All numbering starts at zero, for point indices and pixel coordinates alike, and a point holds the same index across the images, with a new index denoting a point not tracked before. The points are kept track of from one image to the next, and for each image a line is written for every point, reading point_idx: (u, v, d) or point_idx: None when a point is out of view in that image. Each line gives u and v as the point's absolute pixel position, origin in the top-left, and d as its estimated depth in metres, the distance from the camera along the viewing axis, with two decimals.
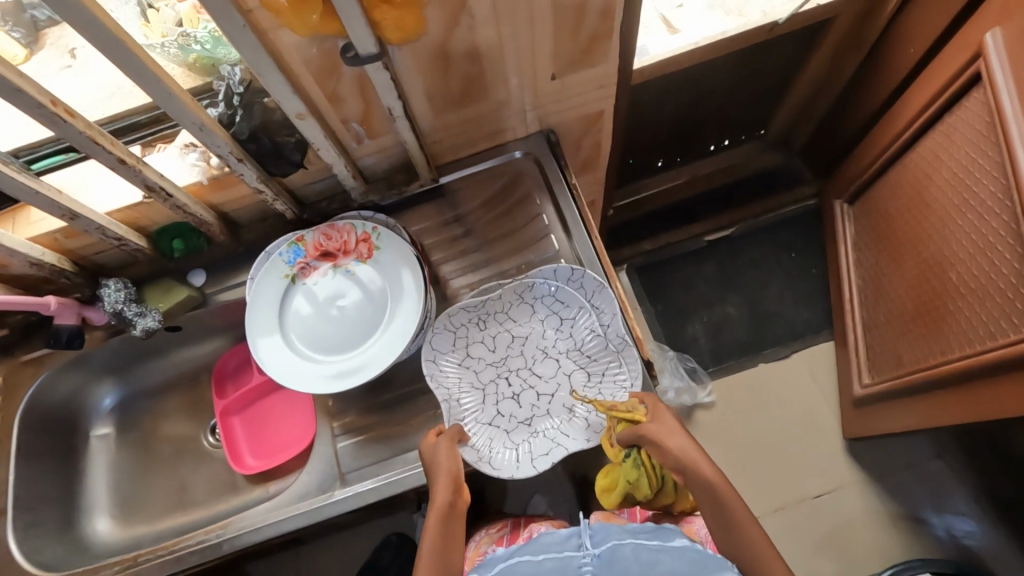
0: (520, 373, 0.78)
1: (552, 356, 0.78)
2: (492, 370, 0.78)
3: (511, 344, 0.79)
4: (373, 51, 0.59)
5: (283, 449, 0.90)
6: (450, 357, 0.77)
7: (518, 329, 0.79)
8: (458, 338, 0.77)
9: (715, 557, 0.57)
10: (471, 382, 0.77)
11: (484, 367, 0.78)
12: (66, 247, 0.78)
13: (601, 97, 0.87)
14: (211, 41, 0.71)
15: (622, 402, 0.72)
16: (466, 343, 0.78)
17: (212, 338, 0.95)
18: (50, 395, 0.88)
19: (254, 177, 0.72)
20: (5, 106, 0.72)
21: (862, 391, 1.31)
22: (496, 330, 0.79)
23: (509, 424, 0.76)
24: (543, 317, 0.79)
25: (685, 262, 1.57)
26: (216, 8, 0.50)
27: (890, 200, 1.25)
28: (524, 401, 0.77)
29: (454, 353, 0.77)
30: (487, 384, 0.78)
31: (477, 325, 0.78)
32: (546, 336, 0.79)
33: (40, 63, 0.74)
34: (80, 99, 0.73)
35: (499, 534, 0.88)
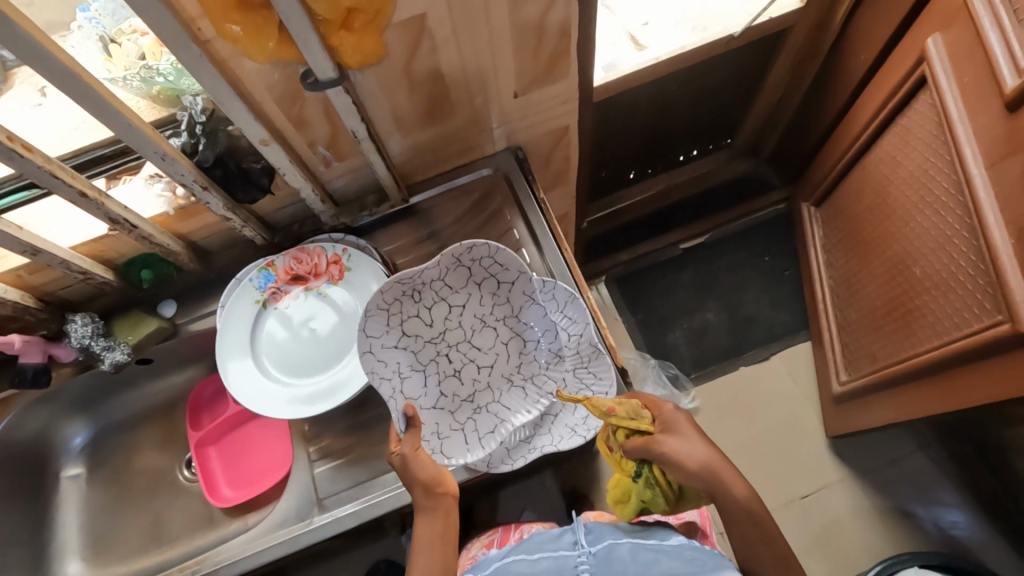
0: (460, 347, 0.77)
1: (489, 325, 0.77)
2: (431, 346, 0.76)
3: (448, 315, 0.76)
4: (332, 76, 0.60)
5: (260, 479, 0.88)
6: (388, 338, 0.73)
7: (454, 298, 0.76)
8: (394, 315, 0.73)
9: (715, 555, 0.56)
10: (412, 362, 0.75)
11: (422, 343, 0.76)
12: (30, 283, 0.77)
13: (565, 112, 0.89)
14: (174, 72, 0.71)
15: (622, 403, 0.67)
16: (400, 321, 0.74)
17: (186, 369, 0.94)
18: (16, 436, 0.86)
19: (220, 205, 0.72)
20: None
21: (841, 388, 1.33)
22: (432, 302, 0.75)
23: (454, 403, 0.76)
24: (478, 283, 0.76)
25: (662, 270, 1.60)
26: (172, 39, 0.50)
27: (853, 200, 1.29)
28: (465, 376, 0.77)
29: (391, 332, 0.73)
30: (427, 364, 0.76)
31: (412, 299, 0.74)
32: (482, 304, 0.76)
33: (10, 101, 0.74)
34: (46, 135, 0.73)
35: (491, 538, 0.86)
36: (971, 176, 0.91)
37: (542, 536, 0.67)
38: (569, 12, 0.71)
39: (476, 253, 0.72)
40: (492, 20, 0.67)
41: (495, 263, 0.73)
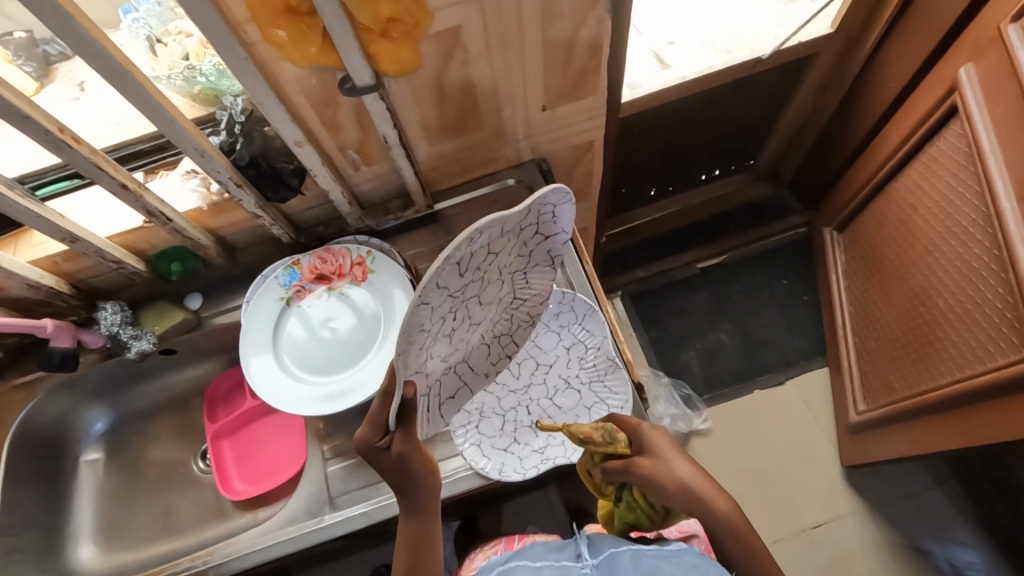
0: (470, 307, 0.52)
1: (501, 282, 0.55)
2: (448, 308, 0.49)
3: (481, 266, 0.49)
4: (370, 82, 0.62)
5: (271, 475, 0.89)
6: (421, 302, 0.43)
7: (492, 242, 0.49)
8: (437, 270, 0.43)
9: (716, 566, 0.55)
10: (423, 331, 0.47)
11: (442, 305, 0.48)
12: (65, 270, 0.79)
13: (590, 128, 0.90)
14: (215, 74, 0.75)
15: (597, 429, 0.64)
16: (440, 276, 0.44)
17: (206, 362, 0.95)
18: (40, 418, 0.88)
19: (251, 203, 0.74)
20: (14, 135, 0.75)
21: (858, 418, 1.30)
22: (476, 247, 0.46)
23: (432, 374, 0.55)
24: (522, 226, 0.50)
25: (678, 289, 1.59)
26: (220, 42, 0.52)
27: (876, 228, 1.28)
28: (455, 341, 0.54)
29: (426, 295, 0.44)
30: (433, 330, 0.49)
31: (464, 243, 0.44)
32: (511, 254, 0.53)
33: (49, 94, 0.77)
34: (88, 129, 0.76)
35: (494, 548, 0.85)
36: (1002, 208, 0.89)
37: (542, 548, 0.66)
38: (601, 30, 0.72)
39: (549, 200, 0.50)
40: (525, 34, 0.68)
41: (552, 213, 0.52)
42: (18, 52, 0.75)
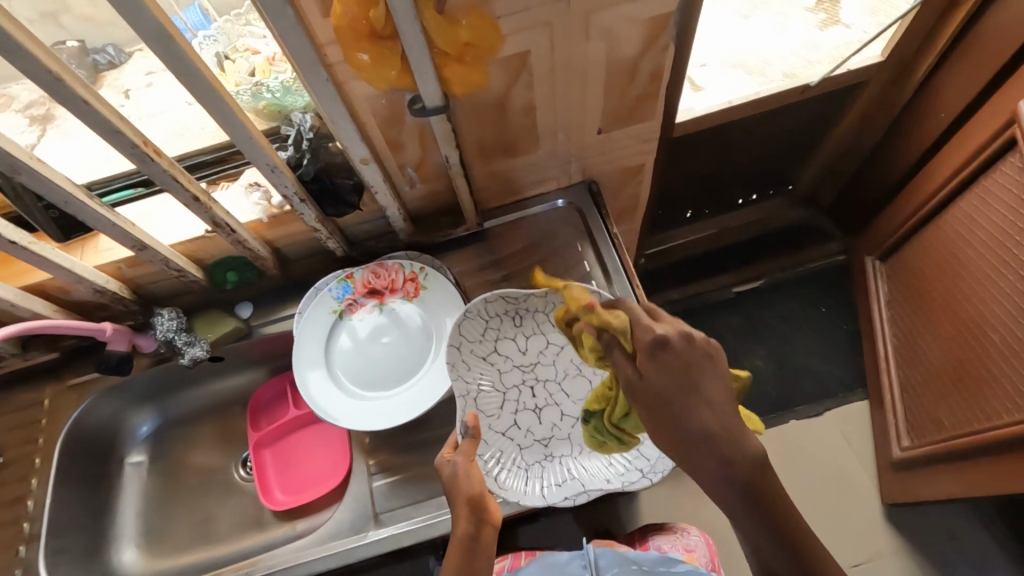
0: (549, 385, 0.79)
1: (584, 374, 0.79)
2: (518, 374, 0.79)
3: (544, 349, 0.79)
4: (439, 104, 0.63)
5: (312, 485, 0.90)
6: (475, 348, 0.77)
7: (554, 337, 0.80)
8: (488, 328, 0.78)
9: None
10: (495, 384, 0.78)
11: (510, 368, 0.79)
12: (126, 276, 0.82)
13: (641, 151, 0.90)
14: (281, 90, 0.76)
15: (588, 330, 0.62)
16: (495, 335, 0.78)
17: (251, 370, 0.97)
18: (90, 420, 0.90)
19: (311, 217, 0.76)
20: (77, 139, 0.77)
21: (902, 454, 1.26)
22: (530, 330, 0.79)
23: (525, 439, 0.77)
24: None
25: (713, 312, 1.56)
26: (305, 64, 0.54)
27: (923, 259, 1.24)
28: (546, 417, 0.78)
29: (479, 345, 0.77)
30: (510, 389, 0.79)
31: (511, 320, 0.79)
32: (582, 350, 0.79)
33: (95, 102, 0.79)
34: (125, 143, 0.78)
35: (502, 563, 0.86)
36: None
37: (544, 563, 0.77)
38: (663, 58, 0.72)
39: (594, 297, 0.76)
40: (589, 59, 0.69)
41: None
42: (71, 60, 0.77)
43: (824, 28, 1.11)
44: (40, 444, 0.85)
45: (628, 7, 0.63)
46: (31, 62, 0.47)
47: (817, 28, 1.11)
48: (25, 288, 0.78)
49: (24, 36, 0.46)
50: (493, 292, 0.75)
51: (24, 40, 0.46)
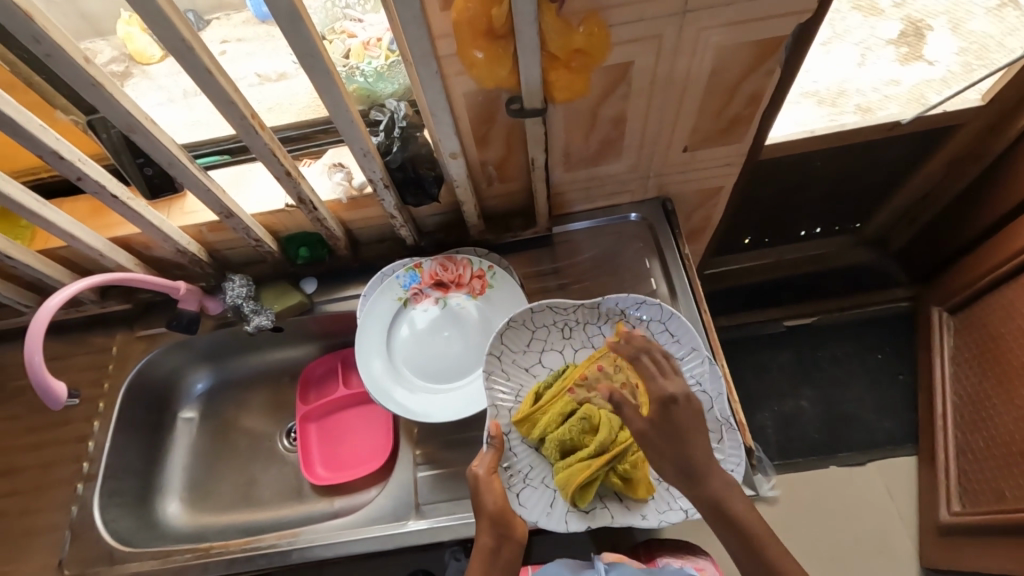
0: None
1: None
2: None
3: None
4: (538, 105, 0.62)
5: (354, 465, 0.91)
6: (519, 357, 0.76)
7: None
8: (534, 337, 0.76)
9: None
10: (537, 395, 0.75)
11: None
12: (205, 239, 0.85)
13: (723, 174, 0.88)
14: (374, 75, 0.77)
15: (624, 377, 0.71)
16: (541, 346, 0.77)
17: (307, 344, 0.99)
18: (153, 372, 0.93)
19: (391, 204, 0.77)
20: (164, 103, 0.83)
21: (951, 519, 1.20)
22: (580, 343, 0.77)
23: None
24: None
25: (760, 345, 1.49)
26: (420, 55, 0.55)
27: (999, 318, 1.15)
28: None
29: (524, 355, 0.76)
30: None
31: (560, 333, 0.77)
32: None
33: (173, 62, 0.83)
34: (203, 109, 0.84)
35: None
36: None
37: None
38: (766, 82, 0.70)
39: (651, 312, 0.75)
40: (691, 78, 0.68)
41: (669, 331, 0.75)
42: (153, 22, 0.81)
43: (905, 62, 1.01)
44: (105, 389, 0.89)
45: (742, 29, 0.62)
46: (168, 30, 0.49)
47: (897, 62, 1.01)
48: (112, 239, 0.81)
49: (167, 4, 0.48)
50: (540, 302, 0.75)
51: (165, 8, 0.48)
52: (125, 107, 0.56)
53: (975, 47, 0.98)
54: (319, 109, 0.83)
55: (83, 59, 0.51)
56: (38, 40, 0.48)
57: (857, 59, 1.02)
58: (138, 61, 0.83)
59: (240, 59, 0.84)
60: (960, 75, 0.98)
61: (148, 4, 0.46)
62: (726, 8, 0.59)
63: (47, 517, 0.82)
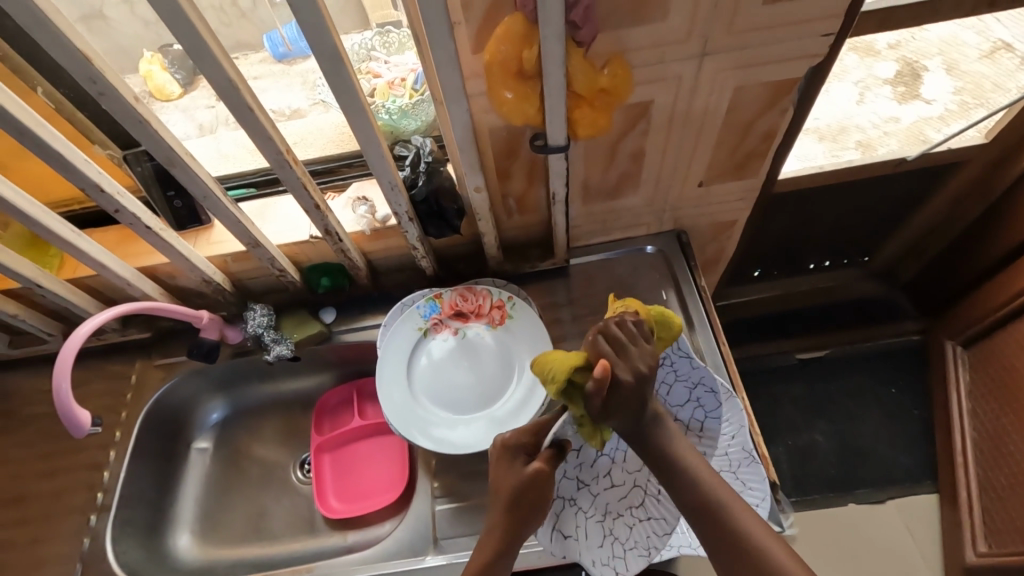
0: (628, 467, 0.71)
1: None
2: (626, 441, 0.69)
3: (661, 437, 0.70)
4: (562, 142, 0.64)
5: (368, 498, 0.90)
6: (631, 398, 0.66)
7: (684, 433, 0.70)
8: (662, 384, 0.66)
9: None
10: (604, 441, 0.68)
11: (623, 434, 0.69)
12: (229, 269, 0.87)
13: (737, 208, 0.90)
14: (397, 112, 0.79)
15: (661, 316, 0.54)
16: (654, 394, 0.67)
17: (324, 373, 0.99)
18: (170, 401, 0.93)
19: (414, 235, 0.79)
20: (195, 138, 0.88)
21: (978, 560, 1.17)
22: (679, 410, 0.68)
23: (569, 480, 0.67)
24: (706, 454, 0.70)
25: (773, 379, 1.48)
26: (452, 95, 0.57)
27: (1014, 352, 1.14)
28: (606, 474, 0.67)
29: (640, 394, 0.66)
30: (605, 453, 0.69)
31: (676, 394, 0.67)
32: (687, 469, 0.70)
33: (194, 95, 0.89)
34: (230, 144, 0.88)
35: None
36: None
37: None
38: (780, 119, 0.72)
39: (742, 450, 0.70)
40: (709, 115, 0.70)
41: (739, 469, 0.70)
42: (175, 61, 0.87)
43: (902, 101, 1.02)
44: (122, 418, 0.89)
45: (756, 71, 0.64)
46: (216, 70, 0.52)
47: (894, 100, 1.03)
48: (139, 268, 0.83)
49: (217, 46, 0.51)
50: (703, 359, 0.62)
51: (216, 52, 0.51)
52: (167, 142, 0.58)
53: (971, 86, 0.99)
54: (342, 145, 0.87)
55: (133, 98, 0.54)
56: (94, 80, 0.51)
57: (857, 97, 1.04)
58: (158, 96, 0.88)
59: (258, 96, 0.88)
60: (957, 114, 1.01)
61: (200, 46, 0.49)
62: (743, 51, 0.62)
63: (58, 548, 0.81)
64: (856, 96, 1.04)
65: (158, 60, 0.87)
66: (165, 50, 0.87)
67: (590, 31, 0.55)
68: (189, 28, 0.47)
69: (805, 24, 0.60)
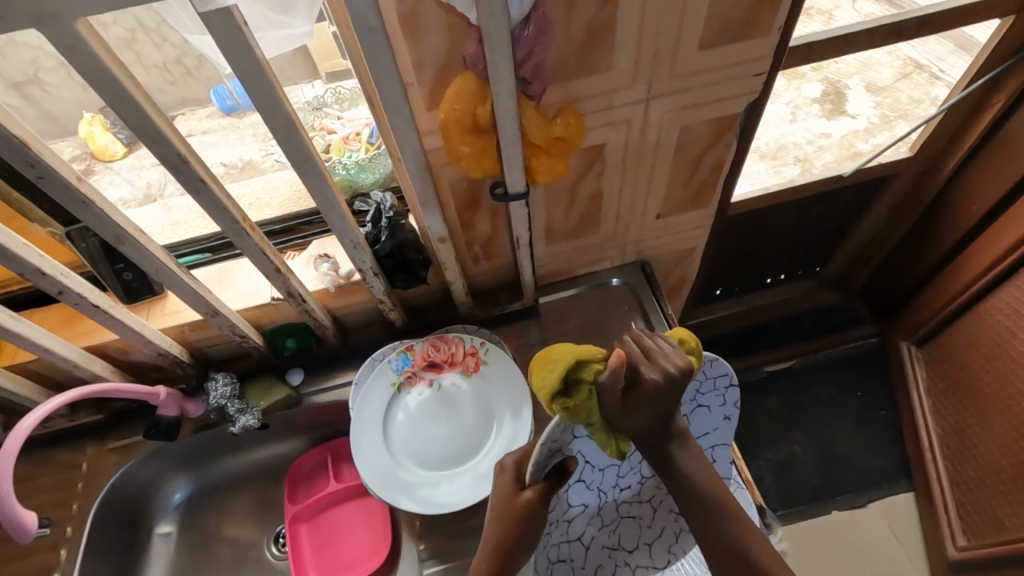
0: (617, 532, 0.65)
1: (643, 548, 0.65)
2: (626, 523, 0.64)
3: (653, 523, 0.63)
4: (522, 189, 0.65)
5: (350, 567, 0.85)
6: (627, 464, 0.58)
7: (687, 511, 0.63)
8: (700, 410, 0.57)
9: None
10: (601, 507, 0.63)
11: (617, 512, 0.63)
12: (187, 339, 0.83)
13: (694, 236, 0.93)
14: (355, 167, 0.79)
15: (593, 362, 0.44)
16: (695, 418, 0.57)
17: (294, 439, 0.95)
18: (126, 487, 0.87)
19: (380, 289, 0.78)
20: (144, 204, 0.85)
21: (959, 555, 1.19)
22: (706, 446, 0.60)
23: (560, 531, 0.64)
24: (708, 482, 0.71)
25: (747, 393, 1.49)
26: (410, 152, 0.57)
27: (964, 347, 1.20)
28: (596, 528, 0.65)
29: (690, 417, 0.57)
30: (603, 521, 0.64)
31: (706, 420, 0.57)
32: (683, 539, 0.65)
33: (137, 156, 0.87)
34: (180, 210, 0.85)
35: None
36: None
37: None
38: (726, 152, 0.76)
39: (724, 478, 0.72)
40: (659, 151, 0.73)
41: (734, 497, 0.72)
42: (116, 122, 0.86)
43: (831, 118, 1.06)
44: (74, 511, 0.82)
45: (699, 109, 0.68)
46: (164, 145, 0.50)
47: (823, 117, 1.06)
48: (88, 348, 0.78)
49: (163, 121, 0.49)
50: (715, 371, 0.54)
51: (164, 128, 0.49)
52: (114, 219, 0.56)
53: (890, 101, 1.05)
54: (300, 203, 0.86)
55: (75, 178, 0.52)
56: (32, 164, 0.48)
57: (789, 116, 1.04)
58: (99, 158, 0.85)
59: (207, 151, 0.86)
60: (880, 126, 1.09)
61: (147, 125, 0.48)
62: (684, 93, 0.65)
63: None
64: (789, 116, 1.04)
65: (98, 120, 0.85)
66: (105, 112, 0.85)
67: (539, 85, 0.57)
68: (135, 107, 0.47)
69: (739, 66, 0.64)
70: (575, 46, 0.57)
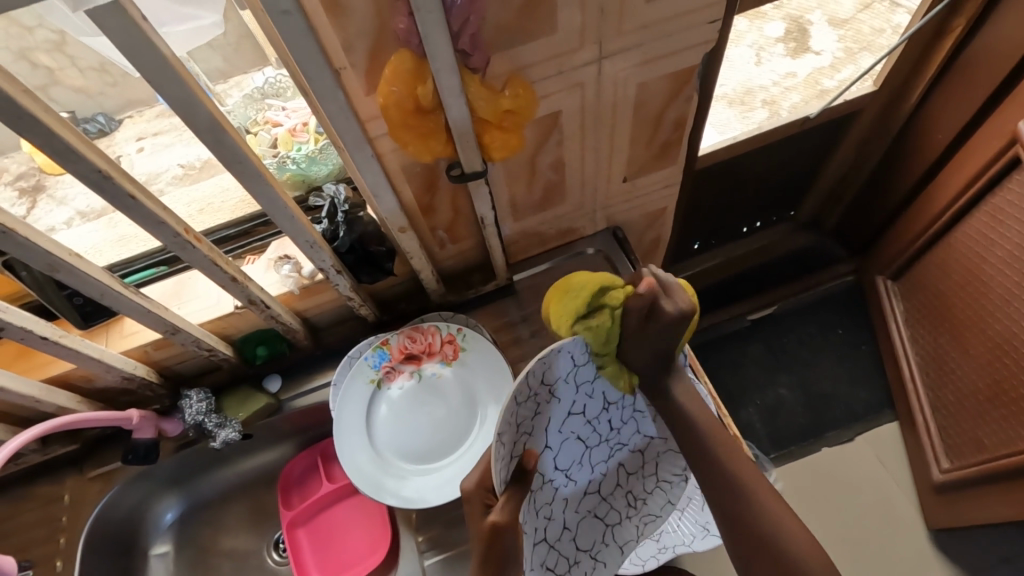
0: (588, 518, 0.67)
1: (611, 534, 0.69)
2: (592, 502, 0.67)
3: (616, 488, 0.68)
4: (477, 168, 0.62)
5: (353, 565, 0.86)
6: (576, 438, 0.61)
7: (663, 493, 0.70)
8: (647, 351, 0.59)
9: None
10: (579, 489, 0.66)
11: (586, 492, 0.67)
12: (153, 359, 0.80)
13: (664, 196, 0.91)
14: (305, 160, 0.75)
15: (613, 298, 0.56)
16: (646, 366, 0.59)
17: (281, 445, 0.93)
18: (113, 514, 0.85)
19: (346, 286, 0.75)
20: (88, 220, 0.80)
21: (943, 477, 1.23)
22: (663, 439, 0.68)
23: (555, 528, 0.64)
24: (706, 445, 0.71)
25: (732, 343, 1.51)
26: (353, 143, 0.54)
27: (937, 277, 1.21)
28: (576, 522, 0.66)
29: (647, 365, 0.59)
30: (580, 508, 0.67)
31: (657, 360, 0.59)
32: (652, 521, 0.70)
33: None
34: (128, 224, 0.81)
35: None
36: None
37: None
38: (687, 107, 0.73)
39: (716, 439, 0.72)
40: (618, 112, 0.70)
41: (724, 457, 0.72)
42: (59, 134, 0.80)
43: (794, 56, 1.04)
44: (61, 545, 0.80)
45: (655, 65, 0.65)
46: (79, 161, 0.46)
47: (787, 56, 1.03)
48: (48, 380, 0.75)
49: (74, 138, 0.45)
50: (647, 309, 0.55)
51: (75, 144, 0.45)
52: (43, 247, 0.52)
53: (852, 33, 1.02)
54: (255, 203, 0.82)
55: None
56: None
57: (754, 59, 1.02)
58: (49, 172, 0.81)
59: (164, 153, 0.82)
60: (845, 60, 1.05)
61: (56, 142, 0.44)
62: (638, 49, 0.62)
63: None
64: (754, 59, 1.02)
65: None
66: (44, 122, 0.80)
67: (481, 57, 0.53)
68: (37, 124, 0.42)
69: (690, 15, 0.60)
70: (515, 9, 0.53)
